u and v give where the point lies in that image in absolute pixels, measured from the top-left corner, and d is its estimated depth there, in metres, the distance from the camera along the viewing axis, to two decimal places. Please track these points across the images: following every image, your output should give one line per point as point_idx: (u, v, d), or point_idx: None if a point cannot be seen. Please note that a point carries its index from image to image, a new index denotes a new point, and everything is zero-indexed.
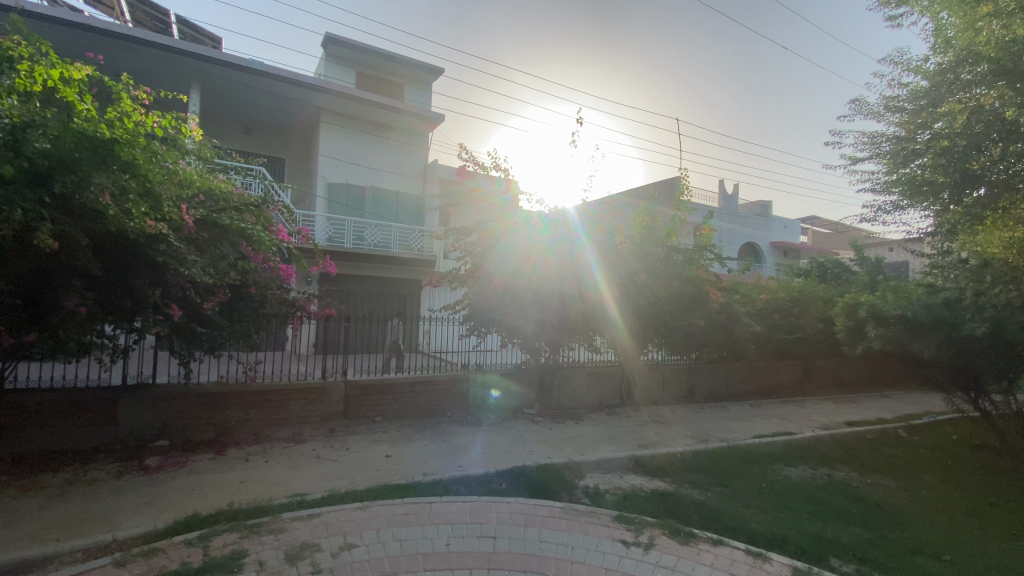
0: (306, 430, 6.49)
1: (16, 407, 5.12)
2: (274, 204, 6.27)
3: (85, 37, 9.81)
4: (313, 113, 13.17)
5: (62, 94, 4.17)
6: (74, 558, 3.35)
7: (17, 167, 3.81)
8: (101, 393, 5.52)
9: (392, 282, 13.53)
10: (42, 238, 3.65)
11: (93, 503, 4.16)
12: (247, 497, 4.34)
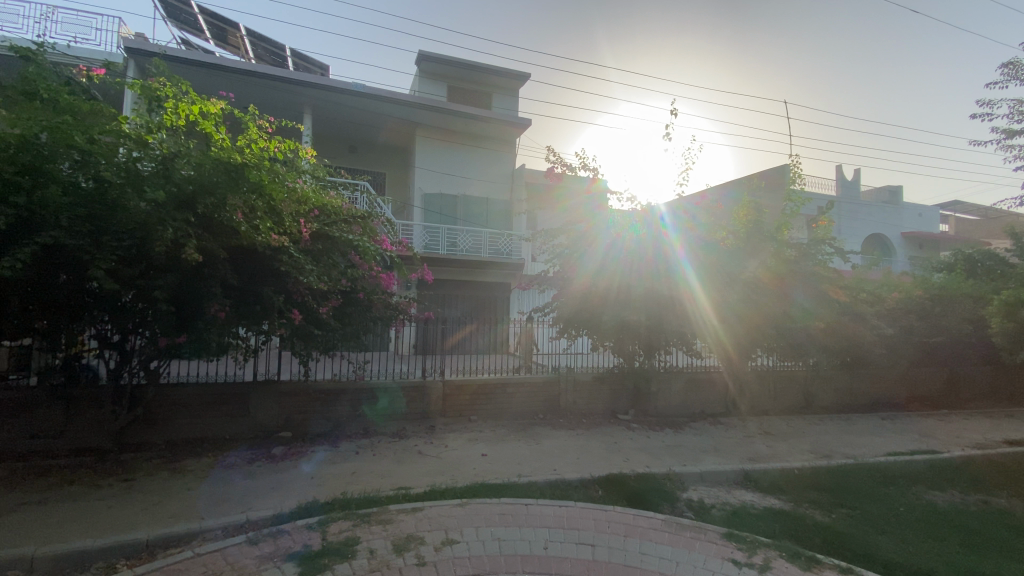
0: (409, 427, 6.86)
1: (172, 398, 5.97)
2: (377, 217, 6.72)
3: (217, 76, 11.19)
4: (409, 128, 13.96)
5: (202, 127, 4.84)
6: (216, 534, 3.80)
7: (168, 192, 4.52)
8: (237, 387, 6.25)
9: (484, 285, 13.89)
10: (189, 252, 4.27)
11: (231, 486, 4.71)
12: (358, 487, 4.66)
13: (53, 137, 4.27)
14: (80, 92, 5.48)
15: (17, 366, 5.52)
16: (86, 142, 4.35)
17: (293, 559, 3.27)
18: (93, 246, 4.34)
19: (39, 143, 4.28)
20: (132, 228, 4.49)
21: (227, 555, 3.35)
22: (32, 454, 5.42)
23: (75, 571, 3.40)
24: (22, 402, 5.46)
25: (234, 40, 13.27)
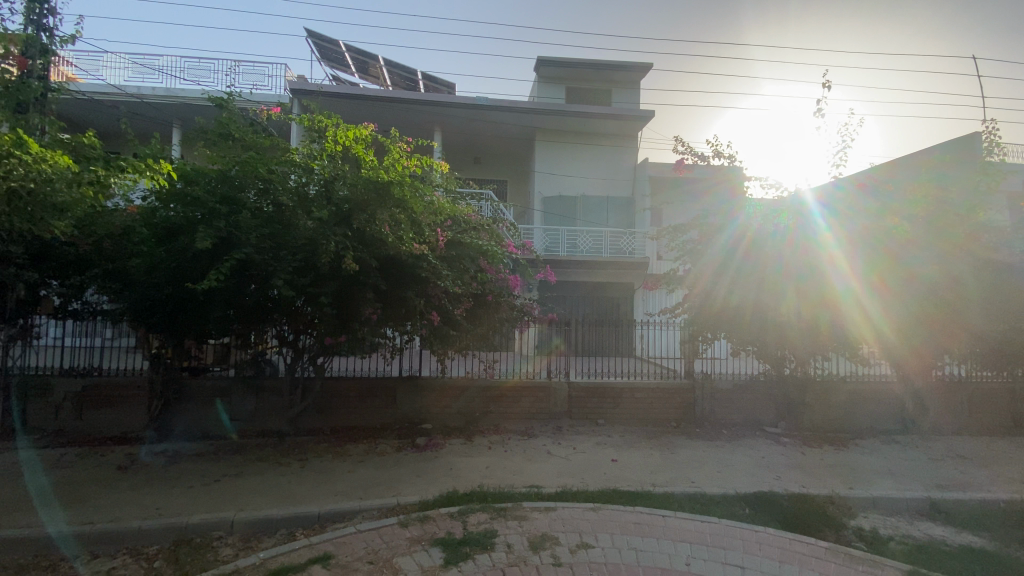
0: (537, 426, 6.99)
1: (334, 390, 6.82)
2: (501, 221, 6.94)
3: (361, 105, 12.54)
4: (529, 134, 14.28)
5: (354, 151, 5.46)
6: (372, 513, 4.24)
7: (330, 211, 5.24)
8: (384, 382, 6.92)
9: (607, 286, 13.66)
10: (348, 262, 4.87)
11: (382, 471, 5.22)
12: (493, 482, 4.86)
13: (245, 171, 5.18)
14: (260, 130, 6.52)
15: (218, 360, 6.71)
16: (267, 173, 5.19)
17: (438, 544, 3.51)
18: (273, 260, 5.16)
19: (233, 176, 5.21)
20: (302, 243, 5.25)
21: (382, 534, 3.70)
22: (232, 433, 6.59)
23: (266, 534, 4.02)
24: (224, 390, 6.67)
25: (374, 70, 14.75)
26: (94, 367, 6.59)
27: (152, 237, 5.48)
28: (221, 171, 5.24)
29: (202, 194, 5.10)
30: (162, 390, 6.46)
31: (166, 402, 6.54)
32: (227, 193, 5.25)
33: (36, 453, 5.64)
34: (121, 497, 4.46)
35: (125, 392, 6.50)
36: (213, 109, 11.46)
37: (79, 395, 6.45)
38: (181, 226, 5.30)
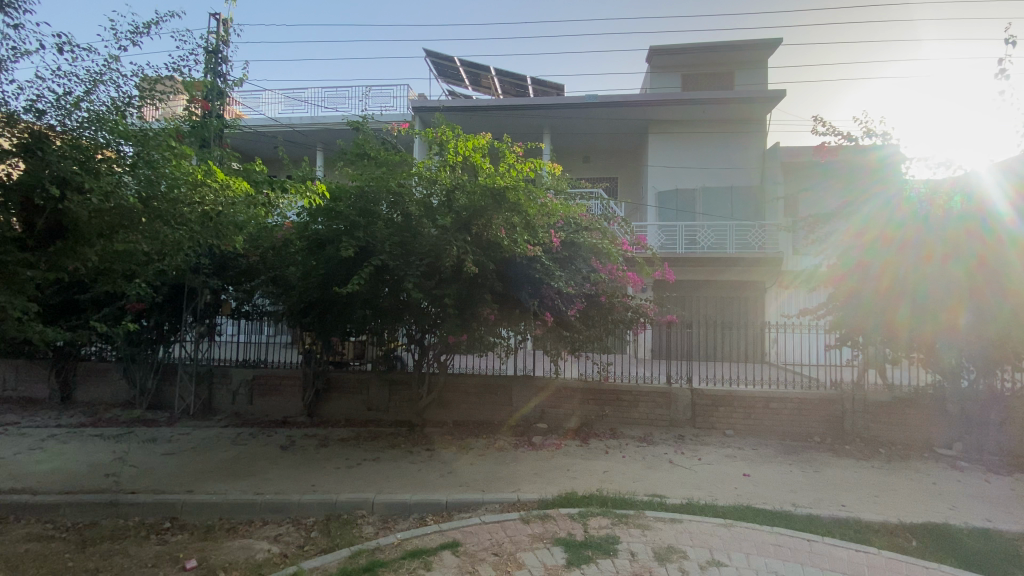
0: (656, 433, 6.71)
1: (456, 386, 7.22)
2: (615, 219, 6.77)
3: (476, 115, 13.11)
4: (641, 128, 13.80)
5: (472, 160, 5.63)
6: (495, 507, 4.40)
7: (452, 218, 5.58)
8: (501, 381, 7.15)
9: (730, 285, 12.69)
10: (468, 266, 5.15)
11: (502, 467, 5.40)
12: (613, 487, 4.77)
13: (379, 186, 5.69)
14: (390, 147, 7.12)
15: (357, 355, 7.41)
16: (398, 187, 5.68)
17: (560, 544, 3.54)
18: (404, 265, 5.61)
19: (369, 192, 5.76)
20: (428, 249, 5.67)
21: (505, 528, 3.82)
22: (369, 422, 7.28)
23: (401, 517, 4.36)
24: (362, 382, 7.41)
25: (486, 81, 15.34)
26: (261, 360, 7.71)
27: (305, 248, 6.26)
28: (358, 187, 5.79)
29: (345, 209, 5.73)
30: (314, 381, 7.36)
31: (317, 392, 7.45)
32: (363, 207, 5.82)
33: (221, 430, 6.75)
34: (284, 474, 5.15)
35: (285, 382, 7.52)
36: (350, 132, 12.81)
37: (250, 383, 7.59)
38: (328, 237, 5.98)
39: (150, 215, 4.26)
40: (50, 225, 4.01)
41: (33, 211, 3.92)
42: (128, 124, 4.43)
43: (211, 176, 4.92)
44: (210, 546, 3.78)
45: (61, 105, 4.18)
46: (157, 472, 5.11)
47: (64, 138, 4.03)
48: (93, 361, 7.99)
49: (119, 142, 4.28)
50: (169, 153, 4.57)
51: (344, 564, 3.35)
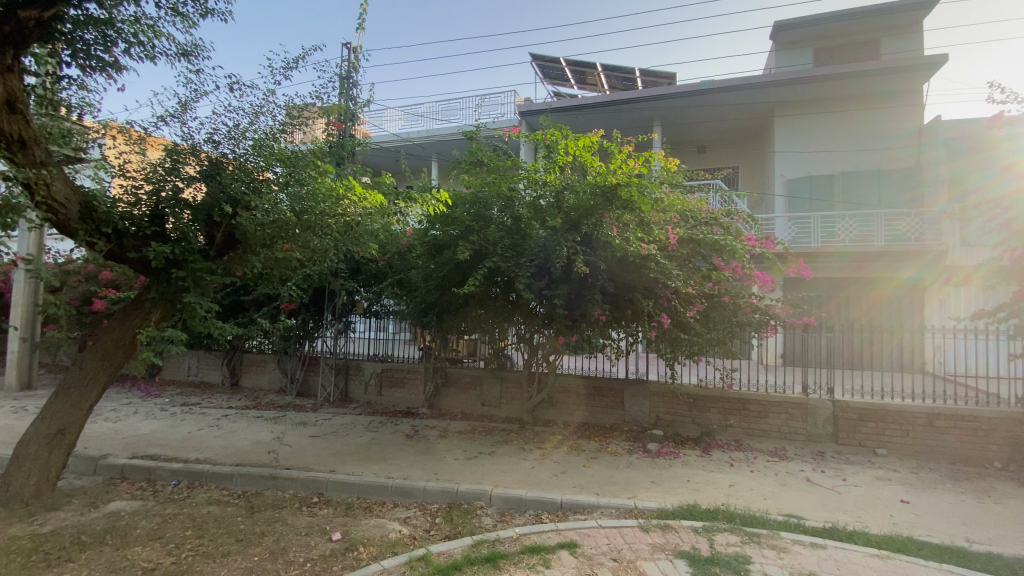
0: (790, 447, 6.10)
1: (566, 387, 7.22)
2: (738, 214, 6.28)
3: (583, 114, 13.03)
4: (764, 112, 12.67)
5: (582, 159, 5.61)
6: (611, 512, 4.32)
7: (562, 219, 5.62)
8: (614, 383, 6.99)
9: (877, 283, 11.13)
10: (579, 266, 5.12)
11: (617, 472, 5.28)
12: (740, 503, 4.43)
13: (492, 192, 5.94)
14: (501, 153, 7.35)
15: (469, 353, 7.80)
16: (509, 191, 5.92)
17: (684, 557, 3.37)
18: (515, 265, 5.77)
19: (482, 196, 6.04)
20: (538, 250, 5.76)
21: (623, 535, 3.73)
22: (483, 417, 7.55)
23: (518, 513, 4.46)
24: (477, 379, 7.72)
25: (592, 79, 15.16)
26: (388, 355, 8.40)
27: (426, 253, 6.70)
28: (474, 193, 6.05)
29: (461, 214, 6.03)
30: (434, 376, 7.85)
31: (436, 386, 7.93)
32: (478, 212, 6.08)
33: (356, 418, 7.47)
34: (410, 461, 5.55)
35: (408, 375, 8.13)
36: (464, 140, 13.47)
37: (379, 376, 8.32)
38: (445, 241, 6.32)
39: (301, 225, 4.88)
40: (225, 238, 4.78)
41: (213, 227, 4.72)
42: (283, 146, 5.09)
43: (349, 191, 5.31)
44: (350, 522, 4.20)
45: (232, 135, 4.94)
46: (306, 452, 5.81)
47: (234, 163, 4.78)
48: (255, 353, 9.33)
49: (272, 165, 4.92)
50: (314, 170, 5.16)
51: (468, 552, 3.52)
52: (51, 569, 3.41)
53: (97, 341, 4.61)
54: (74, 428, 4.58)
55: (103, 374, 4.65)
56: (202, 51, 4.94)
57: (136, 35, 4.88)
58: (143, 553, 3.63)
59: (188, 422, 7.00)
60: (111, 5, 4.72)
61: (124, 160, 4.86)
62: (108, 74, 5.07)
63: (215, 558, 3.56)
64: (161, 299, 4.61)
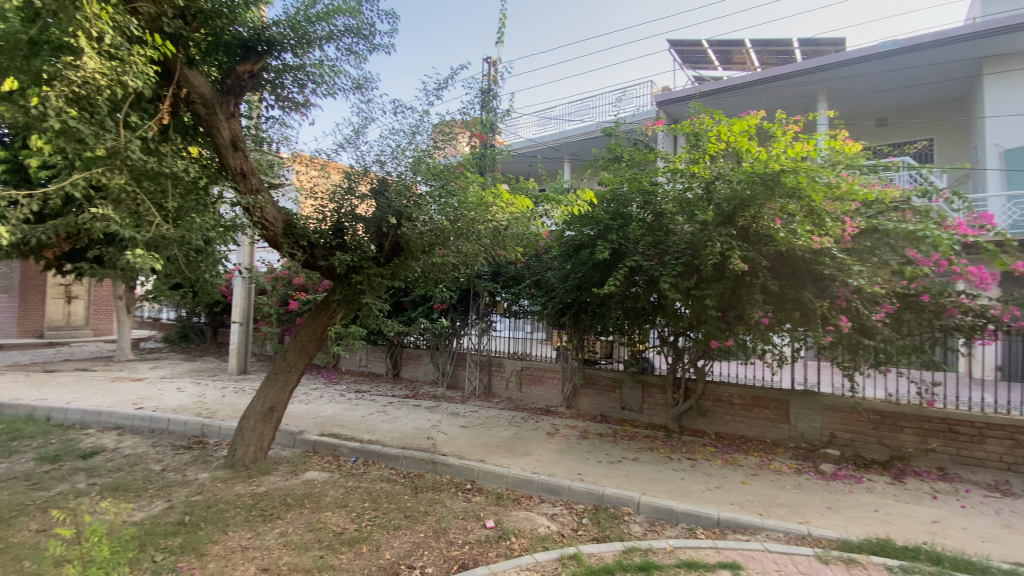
0: (1018, 483, 4.92)
1: (717, 395, 6.69)
2: (940, 192, 5.20)
3: (729, 98, 12.04)
4: (971, 69, 10.35)
5: (738, 145, 5.17)
6: (778, 536, 3.92)
7: (715, 213, 5.29)
8: (776, 393, 6.30)
9: None
10: (735, 263, 4.73)
11: (781, 492, 4.75)
12: (949, 543, 3.69)
13: (632, 187, 5.84)
14: (642, 147, 7.13)
15: (606, 354, 7.70)
16: (650, 186, 5.80)
17: None
18: (660, 264, 5.54)
19: (623, 194, 5.94)
20: (684, 247, 5.50)
21: (795, 563, 3.35)
22: (624, 421, 7.35)
23: (668, 524, 4.27)
24: (617, 381, 7.54)
25: (739, 58, 13.90)
26: (527, 353, 8.63)
27: (563, 254, 6.75)
28: (614, 192, 6.03)
29: (599, 213, 5.96)
30: (572, 375, 7.86)
31: (574, 386, 7.94)
32: (617, 210, 6.01)
33: (500, 412, 7.82)
34: (554, 458, 5.67)
35: (548, 374, 8.27)
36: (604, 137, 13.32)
37: (519, 373, 8.62)
38: (584, 241, 6.29)
39: (456, 231, 5.28)
40: (391, 246, 5.36)
41: (382, 237, 5.33)
42: (437, 161, 5.55)
43: (498, 198, 5.56)
44: (502, 512, 4.41)
45: (396, 155, 5.51)
46: (459, 441, 6.25)
47: (396, 180, 5.31)
48: (411, 348, 10.37)
49: (419, 180, 5.31)
50: (464, 182, 5.48)
51: (619, 557, 3.46)
52: (268, 522, 4.15)
53: (296, 336, 5.49)
54: (280, 407, 5.53)
55: (300, 362, 5.54)
56: (371, 82, 5.61)
57: (319, 75, 5.72)
58: (332, 518, 4.24)
59: (361, 407, 8.02)
60: (303, 53, 5.59)
61: (314, 182, 5.73)
62: (300, 112, 6.04)
63: (388, 530, 4.00)
64: (343, 301, 5.32)
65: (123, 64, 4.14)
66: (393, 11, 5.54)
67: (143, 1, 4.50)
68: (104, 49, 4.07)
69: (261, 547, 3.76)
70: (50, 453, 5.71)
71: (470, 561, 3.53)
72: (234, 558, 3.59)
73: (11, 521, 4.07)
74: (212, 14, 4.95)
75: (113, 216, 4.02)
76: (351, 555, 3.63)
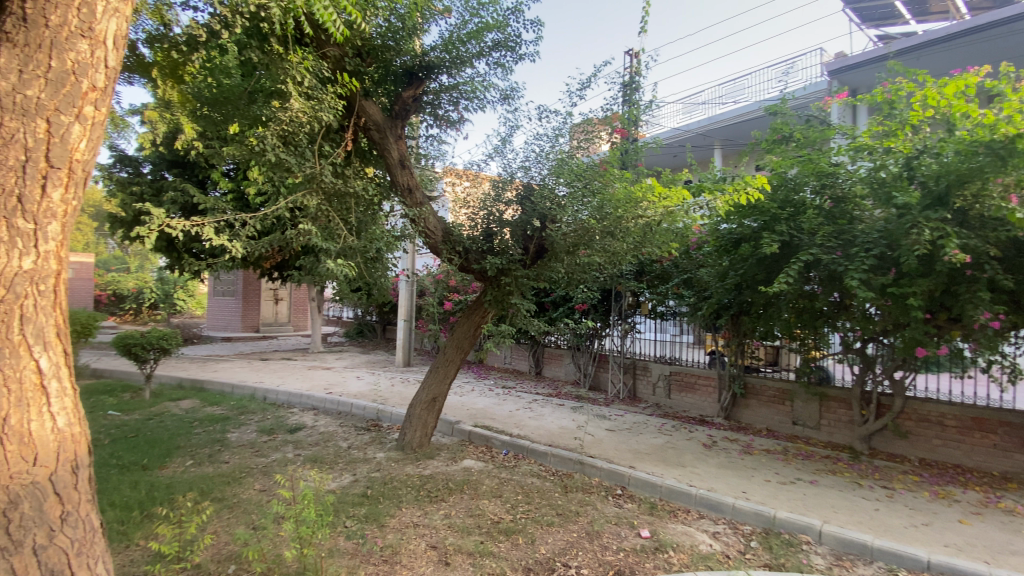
0: None
1: (919, 413, 5.58)
2: None
3: (927, 56, 9.98)
4: None
5: (953, 109, 4.37)
6: None
7: (920, 195, 4.48)
8: (1006, 415, 5.06)
9: None
10: (953, 254, 3.91)
11: (1021, 540, 3.79)
12: None
13: (805, 170, 5.19)
14: (815, 124, 6.25)
15: (771, 361, 6.95)
16: (829, 167, 5.09)
17: None
18: (845, 259, 4.80)
19: (791, 179, 5.31)
20: (877, 236, 4.77)
21: None
22: (794, 437, 6.52)
23: (860, 560, 3.69)
24: (785, 392, 6.73)
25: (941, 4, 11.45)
26: (675, 357, 8.18)
27: (720, 250, 6.25)
28: (780, 177, 5.40)
29: (765, 202, 5.36)
30: (730, 384, 7.19)
31: (733, 396, 7.25)
32: (786, 197, 5.36)
33: (648, 418, 7.52)
34: (712, 472, 5.26)
35: (701, 381, 7.72)
36: (763, 117, 12.00)
37: (667, 378, 8.19)
38: (744, 235, 5.73)
39: (603, 229, 5.19)
40: (537, 248, 5.49)
41: (527, 240, 5.50)
42: (581, 160, 5.52)
43: (650, 192, 5.02)
44: (657, 522, 4.22)
45: (541, 158, 5.66)
46: (606, 444, 6.16)
47: (539, 185, 5.46)
48: (553, 348, 10.53)
49: (558, 184, 5.35)
50: (612, 180, 5.37)
51: None
52: (434, 503, 4.54)
53: (453, 334, 5.94)
54: (441, 398, 6.03)
55: (457, 358, 5.97)
56: (517, 91, 5.83)
57: (471, 91, 6.13)
58: (489, 506, 4.48)
59: (508, 402, 8.38)
60: (456, 72, 6.03)
61: (467, 190, 6.13)
62: (455, 128, 6.53)
63: (542, 525, 4.09)
64: (494, 301, 5.60)
65: (319, 102, 4.92)
66: (538, 18, 5.69)
67: (330, 47, 5.36)
68: (304, 91, 4.89)
69: (429, 525, 4.12)
70: (267, 426, 7.00)
71: (626, 570, 3.44)
72: (408, 533, 3.99)
73: (244, 479, 5.07)
74: (382, 49, 5.67)
75: (313, 231, 4.79)
76: (508, 544, 3.79)
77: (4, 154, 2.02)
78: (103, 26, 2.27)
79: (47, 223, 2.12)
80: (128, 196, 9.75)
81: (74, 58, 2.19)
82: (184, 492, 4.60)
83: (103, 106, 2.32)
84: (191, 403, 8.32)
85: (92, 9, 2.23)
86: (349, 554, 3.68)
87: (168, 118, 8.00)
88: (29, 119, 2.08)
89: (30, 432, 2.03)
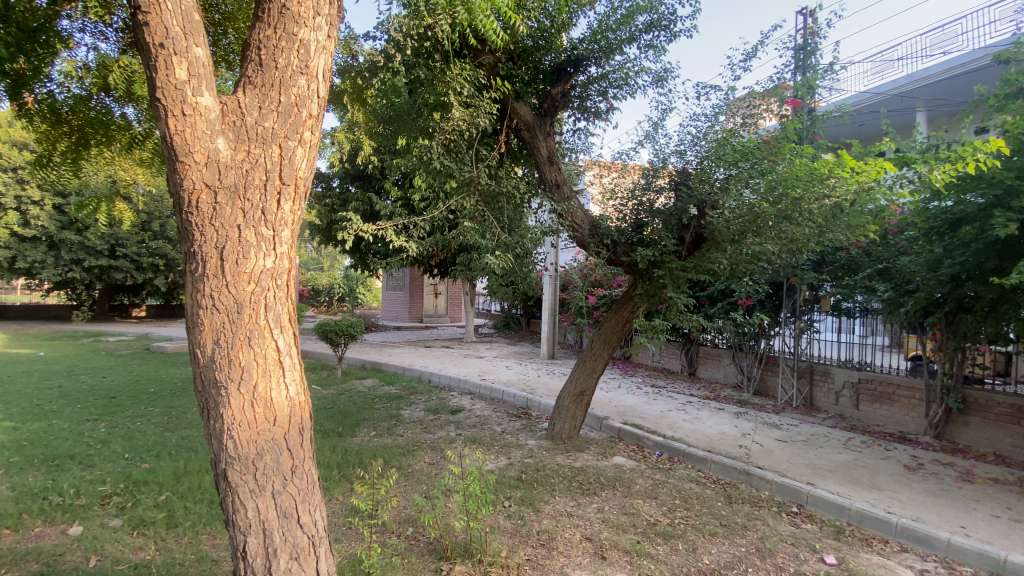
0: None
1: None
2: None
3: None
4: None
5: None
6: None
7: None
8: None
9: None
10: None
11: None
12: None
13: None
14: None
15: (999, 372, 5.61)
16: None
17: None
18: None
19: None
20: None
21: None
22: None
23: None
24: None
25: None
26: (865, 362, 7.02)
27: (929, 233, 5.16)
28: (1018, 140, 4.25)
29: (999, 169, 4.29)
30: (943, 397, 5.90)
31: (947, 411, 5.94)
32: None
33: (828, 429, 6.59)
34: (919, 500, 4.38)
35: (900, 391, 6.50)
36: (990, 66, 9.59)
37: (854, 386, 7.06)
38: (967, 215, 4.65)
39: (777, 213, 4.63)
40: (693, 238, 5.16)
41: (683, 230, 5.18)
42: (747, 140, 5.02)
43: None
44: (846, 550, 3.67)
45: (697, 140, 5.30)
46: (775, 455, 5.54)
47: (697, 170, 5.13)
48: (710, 347, 9.82)
49: (720, 167, 4.94)
50: (785, 160, 4.83)
51: None
52: (586, 495, 4.57)
53: (602, 328, 5.88)
54: (589, 392, 6.03)
55: (605, 352, 5.91)
56: (671, 72, 5.52)
57: (622, 79, 5.99)
58: (644, 506, 4.35)
59: (660, 402, 8.03)
60: (604, 62, 5.94)
61: (614, 180, 5.95)
62: (603, 118, 6.43)
63: (704, 534, 3.84)
64: (645, 295, 5.35)
65: (476, 108, 5.25)
66: None
67: (485, 55, 5.68)
68: (464, 100, 5.27)
69: (583, 517, 4.16)
70: (433, 406, 7.76)
71: None
72: (562, 521, 4.07)
73: (416, 452, 5.69)
74: (532, 49, 5.84)
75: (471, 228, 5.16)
76: (667, 548, 3.64)
77: (252, 175, 2.52)
78: (315, 63, 2.72)
79: (281, 230, 2.60)
80: (323, 207, 11.60)
81: (296, 93, 2.65)
82: (371, 459, 5.34)
83: (317, 131, 2.78)
84: (372, 382, 9.63)
85: (308, 50, 2.68)
86: (509, 533, 3.90)
87: (353, 138, 9.31)
88: (267, 146, 2.57)
89: (272, 398, 2.52)
